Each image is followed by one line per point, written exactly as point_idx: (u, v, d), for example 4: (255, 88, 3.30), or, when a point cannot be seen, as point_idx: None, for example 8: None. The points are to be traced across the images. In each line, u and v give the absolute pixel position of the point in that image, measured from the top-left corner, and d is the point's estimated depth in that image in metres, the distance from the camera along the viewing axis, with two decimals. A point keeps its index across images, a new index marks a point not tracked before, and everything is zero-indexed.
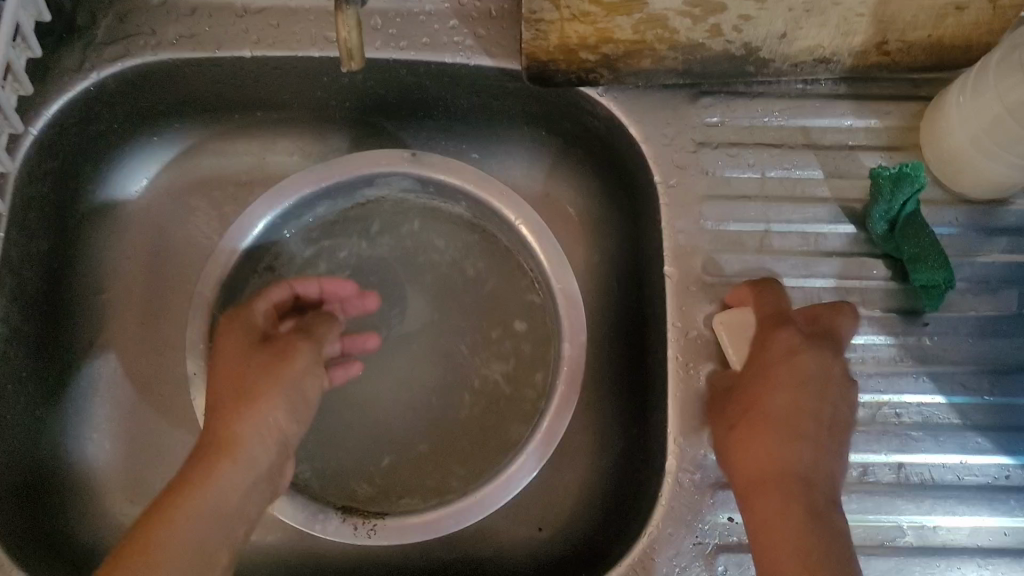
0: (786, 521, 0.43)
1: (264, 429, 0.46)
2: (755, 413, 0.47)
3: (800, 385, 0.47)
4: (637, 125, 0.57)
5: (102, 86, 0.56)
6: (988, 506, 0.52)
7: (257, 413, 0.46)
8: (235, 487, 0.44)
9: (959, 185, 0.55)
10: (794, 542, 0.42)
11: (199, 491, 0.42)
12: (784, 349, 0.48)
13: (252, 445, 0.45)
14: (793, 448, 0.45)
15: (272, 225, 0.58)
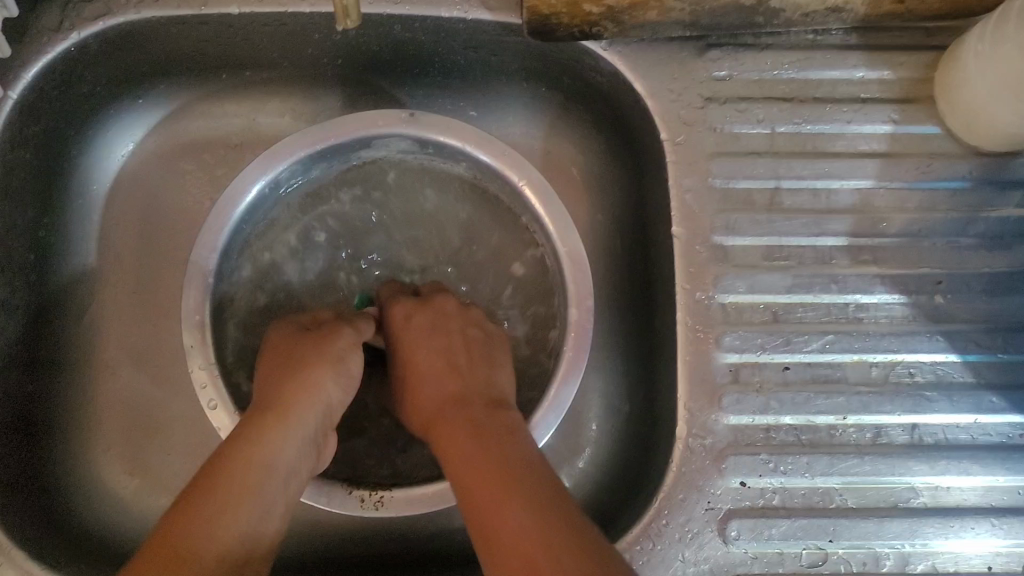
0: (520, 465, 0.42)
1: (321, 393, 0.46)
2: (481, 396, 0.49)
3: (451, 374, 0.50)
4: (642, 80, 0.55)
5: (83, 47, 0.54)
6: (1002, 465, 0.51)
7: (309, 379, 0.46)
8: (289, 451, 0.42)
9: (976, 138, 0.53)
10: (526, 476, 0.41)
11: (259, 450, 0.40)
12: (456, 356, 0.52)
13: (305, 410, 0.45)
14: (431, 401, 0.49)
15: (267, 191, 0.56)
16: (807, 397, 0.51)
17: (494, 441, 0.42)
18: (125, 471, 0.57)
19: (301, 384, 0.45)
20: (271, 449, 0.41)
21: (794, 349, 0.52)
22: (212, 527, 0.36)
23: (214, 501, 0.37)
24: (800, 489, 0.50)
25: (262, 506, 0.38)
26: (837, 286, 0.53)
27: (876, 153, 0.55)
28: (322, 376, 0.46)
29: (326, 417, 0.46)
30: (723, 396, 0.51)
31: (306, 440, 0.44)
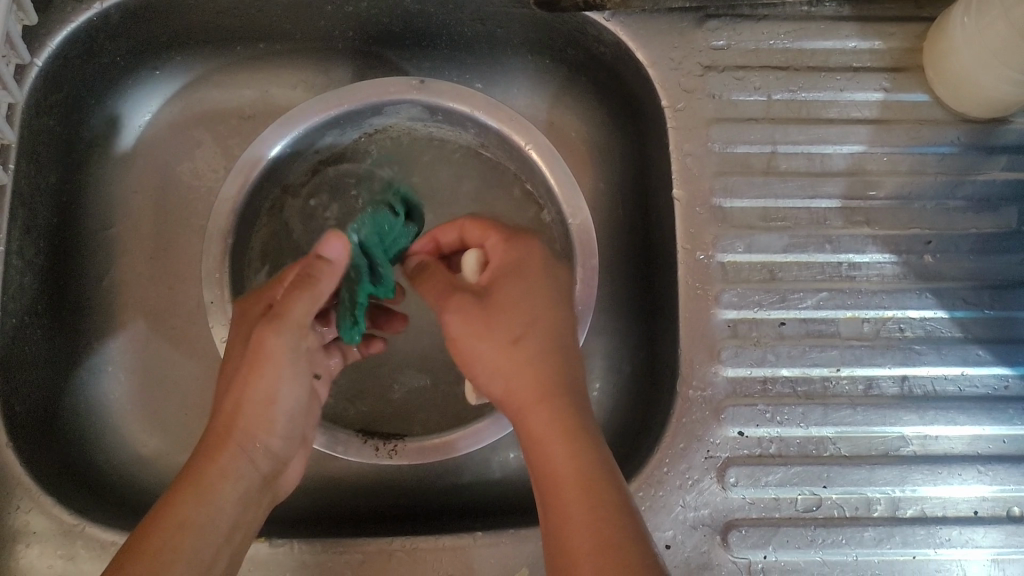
0: (550, 431, 0.41)
1: (266, 430, 0.46)
2: (534, 326, 0.45)
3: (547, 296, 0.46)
4: (643, 49, 0.57)
5: (105, 17, 0.56)
6: (988, 415, 0.53)
7: (252, 413, 0.46)
8: (254, 462, 0.45)
9: (962, 104, 0.56)
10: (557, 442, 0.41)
11: (212, 486, 0.42)
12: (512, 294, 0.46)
13: (252, 449, 0.46)
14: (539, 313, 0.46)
15: (284, 154, 0.58)
16: (802, 350, 0.53)
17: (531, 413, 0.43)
18: (143, 428, 0.59)
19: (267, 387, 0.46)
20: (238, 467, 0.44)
21: (790, 305, 0.54)
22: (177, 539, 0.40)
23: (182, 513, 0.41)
24: (796, 438, 0.52)
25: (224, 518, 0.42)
26: (831, 246, 0.55)
27: (868, 119, 0.57)
28: (269, 413, 0.46)
29: (273, 451, 0.47)
30: (722, 349, 0.53)
31: (251, 475, 0.45)
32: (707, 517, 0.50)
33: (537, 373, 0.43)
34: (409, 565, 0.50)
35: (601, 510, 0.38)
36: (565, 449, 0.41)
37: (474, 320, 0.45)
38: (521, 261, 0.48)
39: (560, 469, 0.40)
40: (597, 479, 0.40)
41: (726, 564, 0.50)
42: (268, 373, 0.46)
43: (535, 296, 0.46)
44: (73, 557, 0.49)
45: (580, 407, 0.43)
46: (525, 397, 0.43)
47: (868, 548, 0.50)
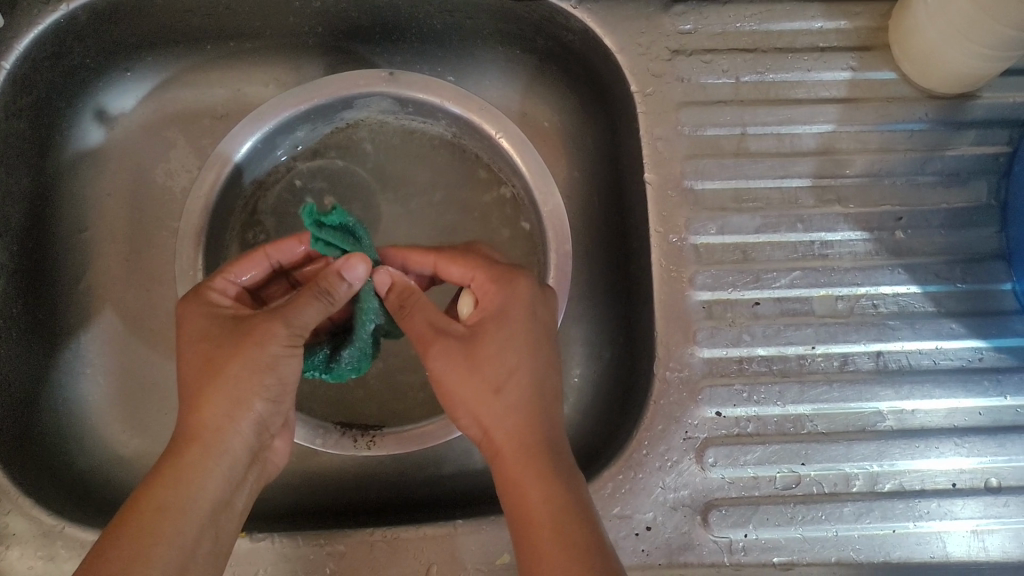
0: (523, 468, 0.41)
1: (241, 412, 0.44)
2: (515, 371, 0.44)
3: (532, 337, 0.46)
4: (611, 35, 0.58)
5: (72, 18, 0.56)
6: (964, 388, 0.53)
7: (227, 399, 0.43)
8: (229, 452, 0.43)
9: (929, 81, 0.56)
10: (533, 478, 0.41)
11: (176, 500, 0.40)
12: (496, 336, 0.45)
13: (229, 436, 0.43)
14: (519, 354, 0.45)
15: (255, 150, 0.58)
16: (777, 329, 0.54)
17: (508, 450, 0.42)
18: (124, 429, 0.59)
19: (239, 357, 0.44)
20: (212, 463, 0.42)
21: (764, 286, 0.54)
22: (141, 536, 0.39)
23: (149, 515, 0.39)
24: (773, 417, 0.52)
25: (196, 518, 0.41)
26: (803, 226, 0.56)
27: (836, 98, 0.57)
28: (246, 394, 0.43)
29: (255, 427, 0.45)
30: (698, 331, 0.53)
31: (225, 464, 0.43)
32: (686, 498, 0.50)
33: (514, 417, 0.43)
34: (391, 556, 0.49)
35: (567, 538, 0.39)
36: (540, 484, 0.41)
37: (461, 364, 0.45)
38: (508, 303, 0.47)
39: (533, 504, 0.40)
40: (571, 507, 0.40)
41: (707, 544, 0.49)
42: (238, 358, 0.43)
43: (515, 339, 0.45)
44: (53, 557, 0.48)
45: (552, 443, 0.43)
46: (501, 437, 0.43)
47: (847, 523, 0.50)
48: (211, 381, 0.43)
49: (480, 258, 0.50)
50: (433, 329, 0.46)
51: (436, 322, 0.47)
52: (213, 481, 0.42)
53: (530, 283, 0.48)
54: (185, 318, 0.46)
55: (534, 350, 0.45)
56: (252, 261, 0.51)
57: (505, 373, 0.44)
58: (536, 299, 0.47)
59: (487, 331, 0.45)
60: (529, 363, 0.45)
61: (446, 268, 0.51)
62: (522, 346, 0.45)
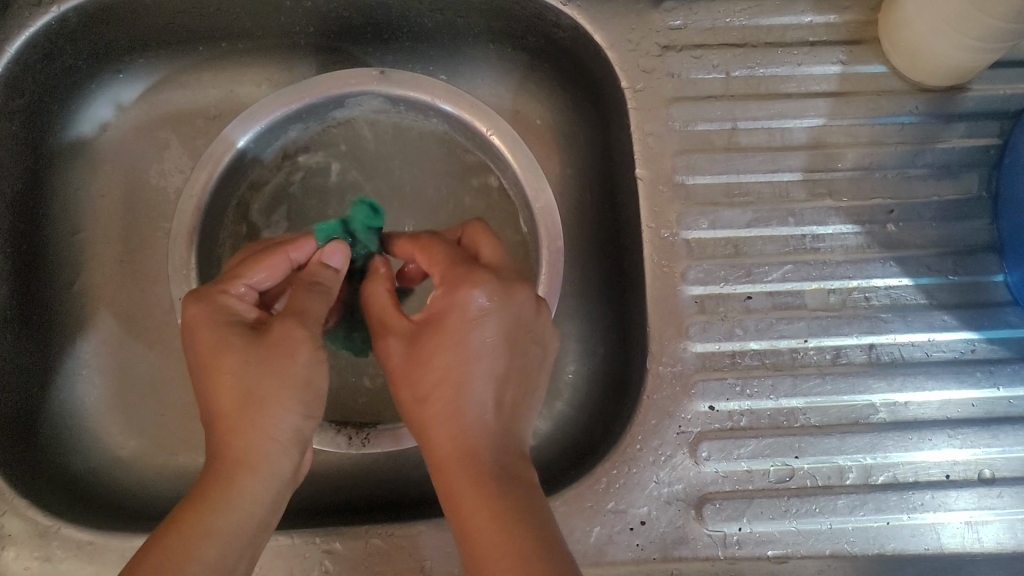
0: (462, 486, 0.40)
1: (281, 430, 0.42)
2: (450, 382, 0.41)
3: (473, 345, 0.42)
4: (602, 31, 0.58)
5: (64, 21, 0.56)
6: (956, 379, 0.53)
7: (266, 415, 0.41)
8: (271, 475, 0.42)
9: (919, 74, 0.56)
10: (469, 498, 0.39)
11: (216, 523, 0.39)
12: (431, 347, 0.42)
13: (272, 456, 0.42)
14: (461, 363, 0.41)
15: (248, 150, 0.59)
16: (770, 323, 0.54)
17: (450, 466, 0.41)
18: (119, 430, 0.59)
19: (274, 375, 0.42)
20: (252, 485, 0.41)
21: (756, 280, 0.55)
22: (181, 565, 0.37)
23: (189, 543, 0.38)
24: (766, 410, 0.52)
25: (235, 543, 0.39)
26: (794, 220, 0.56)
27: (827, 92, 0.57)
28: (283, 409, 0.42)
29: (296, 444, 0.43)
30: (690, 325, 0.53)
31: (268, 484, 0.41)
32: (680, 492, 0.50)
33: (454, 430, 0.41)
34: (387, 553, 0.49)
35: (505, 550, 0.37)
36: (474, 505, 0.39)
37: (409, 373, 0.42)
38: (449, 308, 0.42)
39: (470, 527, 0.39)
40: (511, 523, 0.38)
41: (701, 538, 0.50)
42: (271, 372, 0.42)
43: (452, 349, 0.41)
44: (49, 558, 0.48)
45: (495, 453, 0.41)
46: (443, 449, 0.41)
47: (841, 515, 0.50)
48: (249, 399, 0.41)
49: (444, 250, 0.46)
50: (382, 325, 0.46)
51: (386, 317, 0.46)
52: (253, 504, 0.41)
53: (482, 284, 0.42)
54: (197, 324, 0.43)
55: (473, 357, 0.41)
56: (275, 260, 0.48)
57: (439, 385, 0.41)
58: (486, 301, 0.42)
59: (425, 341, 0.42)
60: (467, 374, 0.41)
61: (421, 258, 0.48)
62: (461, 354, 0.41)
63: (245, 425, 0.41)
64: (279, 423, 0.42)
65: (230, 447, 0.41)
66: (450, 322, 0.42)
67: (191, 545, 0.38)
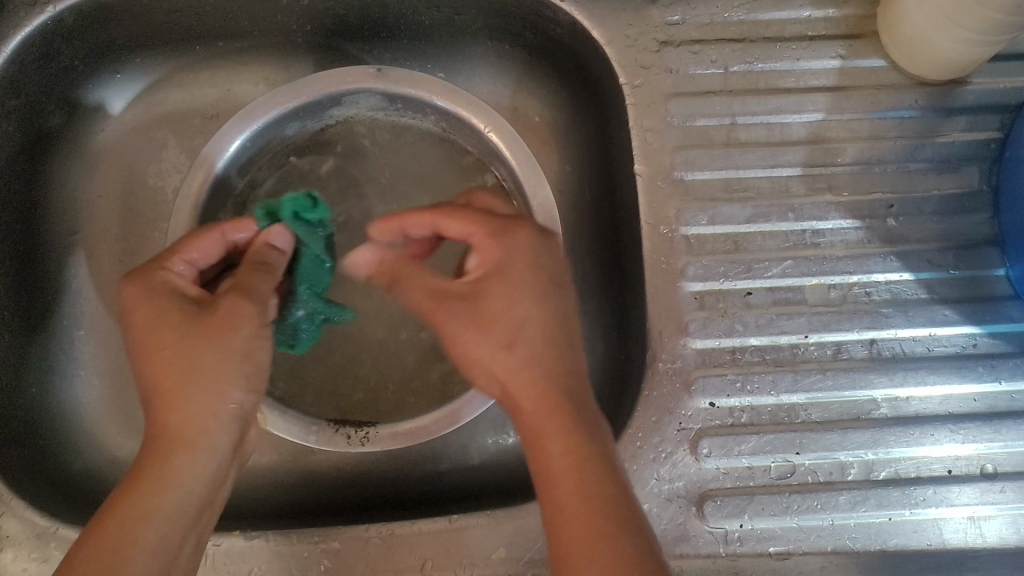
0: (547, 439, 0.39)
1: (224, 406, 0.42)
2: (527, 328, 0.41)
3: (544, 290, 0.42)
4: (600, 28, 0.57)
5: (60, 20, 0.55)
6: (958, 374, 0.53)
7: (208, 392, 0.41)
8: (214, 453, 0.42)
9: (918, 68, 0.56)
10: (558, 449, 0.39)
11: (156, 503, 0.39)
12: (506, 290, 0.42)
13: (214, 432, 0.42)
14: (529, 308, 0.42)
15: (245, 148, 0.59)
16: (770, 319, 0.53)
17: (534, 416, 0.40)
18: (118, 431, 0.59)
19: (211, 348, 0.42)
20: (193, 466, 0.41)
21: (756, 275, 0.54)
22: (118, 552, 0.37)
23: (124, 529, 0.38)
24: (767, 406, 0.52)
25: (175, 525, 0.40)
26: (794, 215, 0.55)
27: (826, 87, 0.57)
28: (225, 385, 0.42)
29: (239, 420, 0.43)
30: (690, 322, 0.53)
31: (210, 460, 0.41)
32: (681, 489, 0.50)
33: (535, 374, 0.41)
34: (386, 552, 0.49)
35: (596, 513, 0.37)
36: (562, 455, 0.39)
37: (469, 322, 0.42)
38: (509, 256, 0.43)
39: (561, 478, 0.38)
40: (598, 477, 0.38)
41: (702, 535, 0.49)
42: (210, 349, 0.42)
43: (524, 292, 0.42)
44: (48, 559, 0.48)
45: (576, 398, 0.41)
46: (519, 397, 0.41)
47: (843, 512, 0.50)
48: (184, 375, 0.41)
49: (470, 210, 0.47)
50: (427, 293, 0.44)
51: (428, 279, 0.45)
52: (196, 484, 0.41)
53: (530, 233, 0.44)
54: (136, 300, 0.43)
55: (546, 303, 0.42)
56: (208, 240, 0.48)
57: (513, 330, 0.41)
58: (539, 249, 0.44)
59: (487, 289, 0.43)
60: (542, 318, 0.42)
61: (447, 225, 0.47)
62: (532, 300, 0.42)
63: (181, 402, 0.41)
64: (223, 400, 0.42)
65: (173, 422, 0.41)
66: (519, 266, 0.43)
67: (132, 532, 0.38)
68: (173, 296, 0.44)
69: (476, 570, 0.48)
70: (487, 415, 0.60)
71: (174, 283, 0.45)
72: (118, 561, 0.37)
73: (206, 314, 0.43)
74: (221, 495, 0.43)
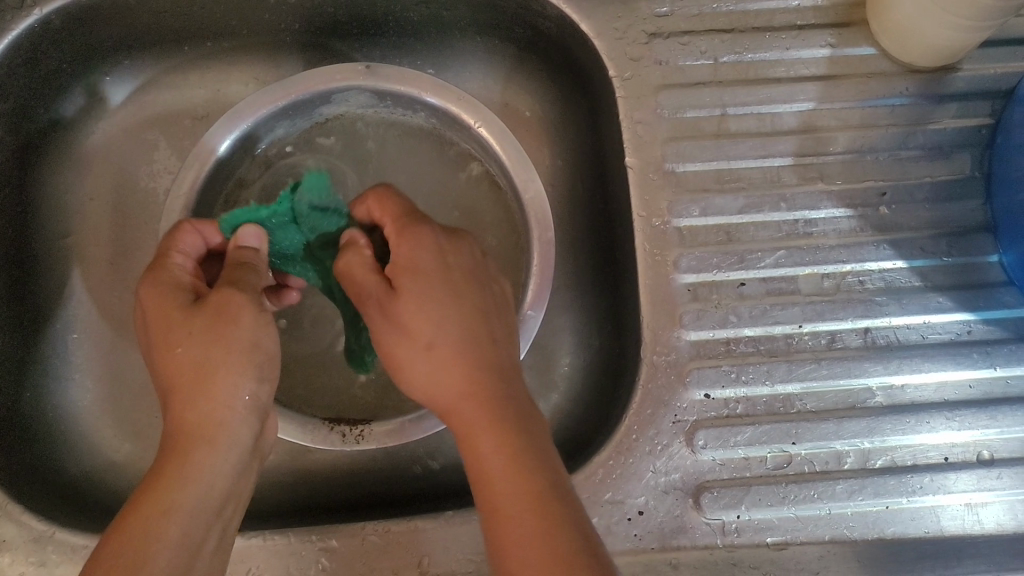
0: (481, 435, 0.38)
1: (238, 400, 0.42)
2: (440, 323, 0.41)
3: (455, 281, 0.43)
4: (588, 21, 0.57)
5: (47, 24, 0.55)
6: (954, 361, 0.53)
7: (223, 383, 0.41)
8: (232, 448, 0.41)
9: (908, 54, 0.56)
10: (493, 443, 0.38)
11: (180, 494, 0.38)
12: (414, 282, 0.42)
13: (231, 425, 0.42)
14: (441, 300, 0.42)
15: (234, 148, 0.59)
16: (764, 310, 0.53)
17: (472, 411, 0.39)
18: (113, 434, 0.59)
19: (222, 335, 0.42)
20: (213, 460, 0.40)
21: (749, 266, 0.54)
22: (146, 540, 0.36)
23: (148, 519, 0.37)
24: (762, 397, 0.52)
25: (200, 518, 0.39)
26: (786, 205, 0.55)
27: (816, 76, 0.57)
28: (241, 375, 0.42)
29: (253, 415, 0.43)
30: (684, 314, 0.53)
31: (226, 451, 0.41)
32: (678, 481, 0.50)
33: (459, 367, 0.40)
34: (384, 549, 0.49)
35: (536, 506, 0.36)
36: (496, 447, 0.38)
37: (393, 326, 0.42)
38: (411, 251, 0.44)
39: (496, 473, 0.37)
40: (535, 470, 0.37)
41: (700, 526, 0.49)
42: (219, 338, 0.42)
43: (433, 282, 0.42)
44: (44, 563, 0.48)
45: (509, 396, 0.40)
46: (449, 395, 0.40)
47: (840, 501, 0.50)
48: (200, 362, 0.41)
49: (385, 201, 0.48)
50: (361, 291, 0.45)
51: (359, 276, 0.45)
52: (218, 477, 0.40)
53: (435, 228, 0.45)
54: (145, 295, 0.44)
55: (458, 296, 0.42)
56: (192, 233, 0.49)
57: (430, 325, 0.41)
58: (448, 239, 0.45)
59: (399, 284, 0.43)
60: (455, 310, 0.42)
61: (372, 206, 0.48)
62: (449, 292, 0.42)
63: (196, 395, 0.41)
64: (234, 391, 0.42)
65: (191, 417, 0.41)
66: (424, 255, 0.44)
67: (157, 521, 0.37)
68: (178, 289, 0.45)
69: (473, 566, 0.48)
70: None
71: (179, 276, 0.46)
72: (141, 548, 0.36)
73: (203, 306, 0.43)
74: (239, 495, 0.43)
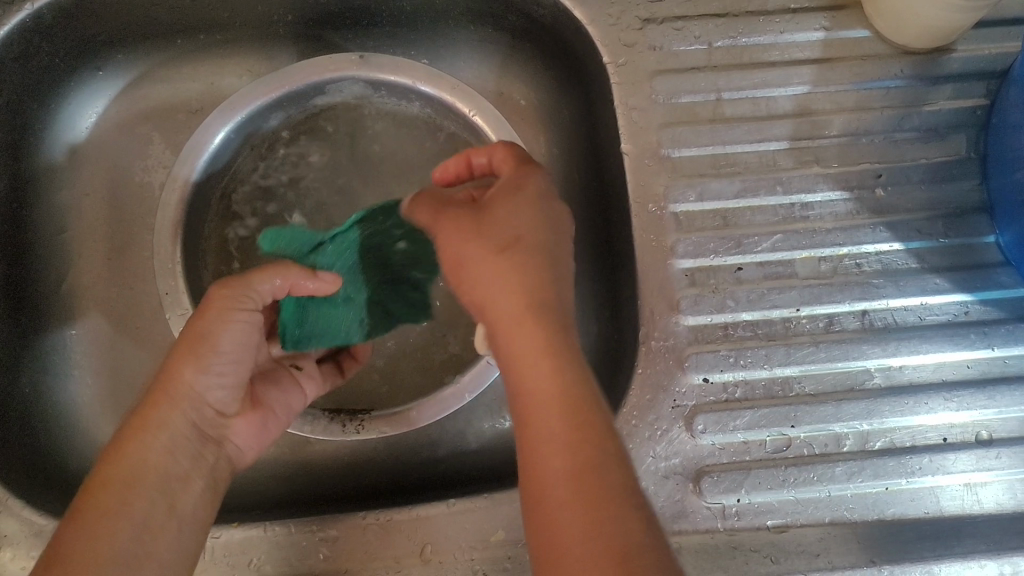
0: (530, 366, 0.39)
1: (202, 393, 0.46)
2: (522, 239, 0.42)
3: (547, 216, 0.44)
4: (581, 7, 0.57)
5: (39, 17, 0.55)
6: (951, 342, 0.53)
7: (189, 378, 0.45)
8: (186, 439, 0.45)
9: (901, 36, 0.56)
10: (538, 374, 0.38)
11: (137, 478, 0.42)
12: (511, 207, 0.44)
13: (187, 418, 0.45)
14: (532, 223, 0.43)
15: (229, 141, 0.59)
16: (761, 294, 0.53)
17: (532, 332, 0.39)
18: (113, 428, 0.59)
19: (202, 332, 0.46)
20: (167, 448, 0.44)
21: (746, 250, 0.54)
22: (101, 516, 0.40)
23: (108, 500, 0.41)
24: (761, 380, 0.52)
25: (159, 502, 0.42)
26: (782, 188, 0.55)
27: (811, 59, 0.57)
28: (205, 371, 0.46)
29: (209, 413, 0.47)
30: (681, 299, 0.53)
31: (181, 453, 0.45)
32: (677, 466, 0.50)
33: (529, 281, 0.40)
34: (384, 537, 0.49)
35: (577, 441, 0.36)
36: (544, 379, 0.38)
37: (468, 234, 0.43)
38: (524, 180, 0.45)
39: (540, 406, 0.38)
40: (580, 404, 0.38)
41: (700, 510, 0.49)
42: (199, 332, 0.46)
43: (528, 213, 0.43)
44: None
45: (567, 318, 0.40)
46: (509, 312, 0.40)
47: (840, 483, 0.50)
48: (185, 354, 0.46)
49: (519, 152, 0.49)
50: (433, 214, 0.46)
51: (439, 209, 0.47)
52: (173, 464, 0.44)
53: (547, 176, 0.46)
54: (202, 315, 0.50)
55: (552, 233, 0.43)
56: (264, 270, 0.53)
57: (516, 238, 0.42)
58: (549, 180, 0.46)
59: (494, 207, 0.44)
60: (541, 237, 0.43)
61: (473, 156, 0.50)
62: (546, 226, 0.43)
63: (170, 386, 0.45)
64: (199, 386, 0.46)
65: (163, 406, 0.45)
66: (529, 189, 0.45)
67: (115, 502, 0.41)
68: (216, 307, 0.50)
69: (473, 554, 0.48)
70: (483, 400, 0.60)
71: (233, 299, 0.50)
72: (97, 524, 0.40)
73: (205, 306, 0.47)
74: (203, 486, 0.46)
